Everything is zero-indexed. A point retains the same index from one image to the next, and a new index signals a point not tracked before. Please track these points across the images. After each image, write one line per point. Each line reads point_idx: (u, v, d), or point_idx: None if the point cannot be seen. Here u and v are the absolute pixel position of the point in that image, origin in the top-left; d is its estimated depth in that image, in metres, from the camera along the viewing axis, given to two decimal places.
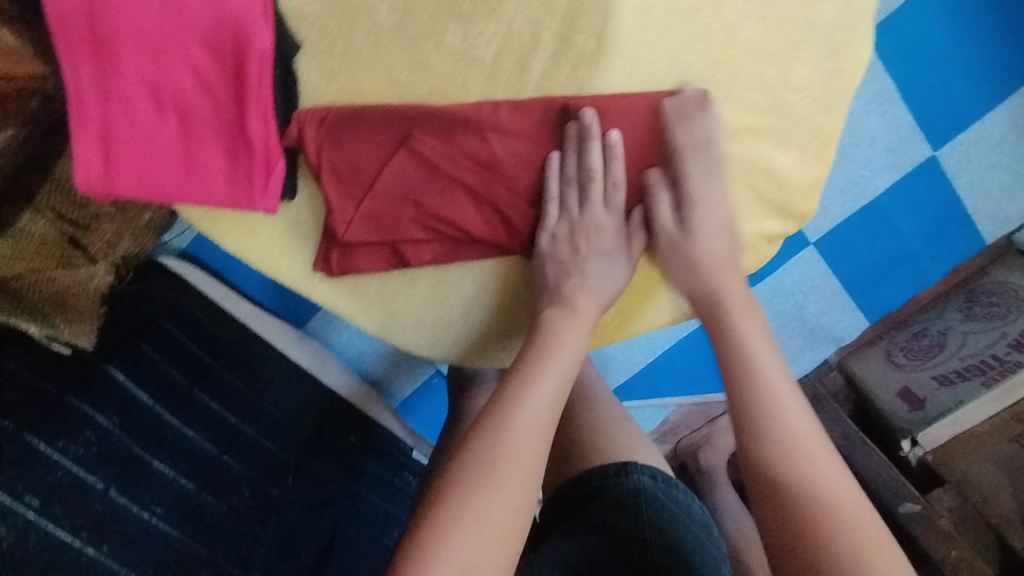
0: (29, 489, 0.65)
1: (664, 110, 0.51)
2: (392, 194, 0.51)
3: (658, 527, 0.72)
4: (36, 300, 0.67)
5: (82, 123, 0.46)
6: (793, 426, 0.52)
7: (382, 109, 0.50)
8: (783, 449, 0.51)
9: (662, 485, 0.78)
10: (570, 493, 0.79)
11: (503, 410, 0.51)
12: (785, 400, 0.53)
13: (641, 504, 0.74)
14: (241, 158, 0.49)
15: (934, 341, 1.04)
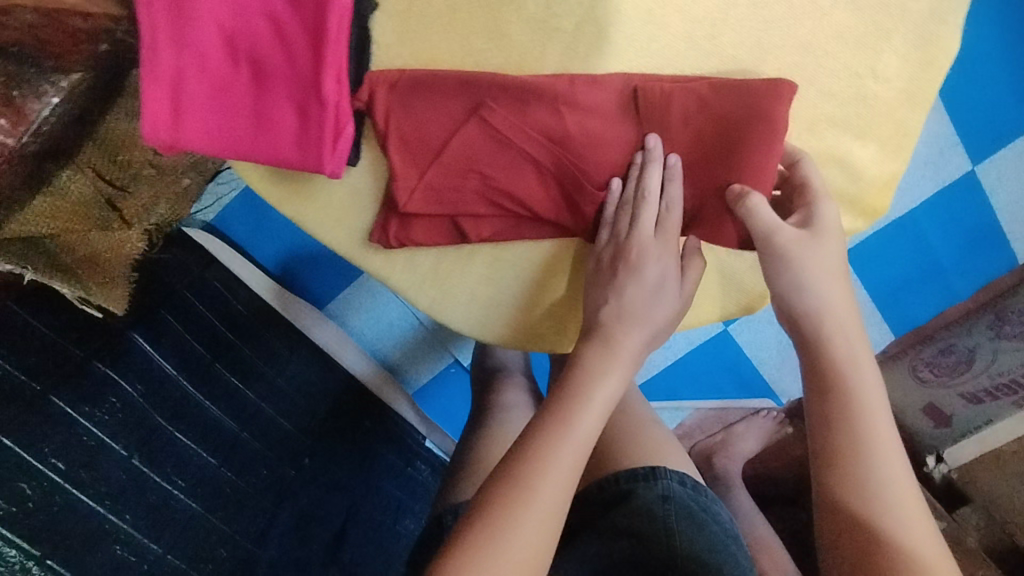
0: (56, 452, 0.64)
1: (734, 92, 0.49)
2: (459, 163, 0.49)
3: (685, 534, 0.68)
4: (70, 261, 0.66)
5: (155, 69, 0.42)
6: (875, 486, 0.44)
7: (454, 75, 0.48)
8: (858, 503, 0.44)
9: (692, 491, 0.73)
10: (594, 493, 0.74)
11: (534, 459, 0.45)
12: (871, 454, 0.45)
13: (669, 512, 0.69)
14: (312, 116, 0.46)
15: (962, 357, 0.95)
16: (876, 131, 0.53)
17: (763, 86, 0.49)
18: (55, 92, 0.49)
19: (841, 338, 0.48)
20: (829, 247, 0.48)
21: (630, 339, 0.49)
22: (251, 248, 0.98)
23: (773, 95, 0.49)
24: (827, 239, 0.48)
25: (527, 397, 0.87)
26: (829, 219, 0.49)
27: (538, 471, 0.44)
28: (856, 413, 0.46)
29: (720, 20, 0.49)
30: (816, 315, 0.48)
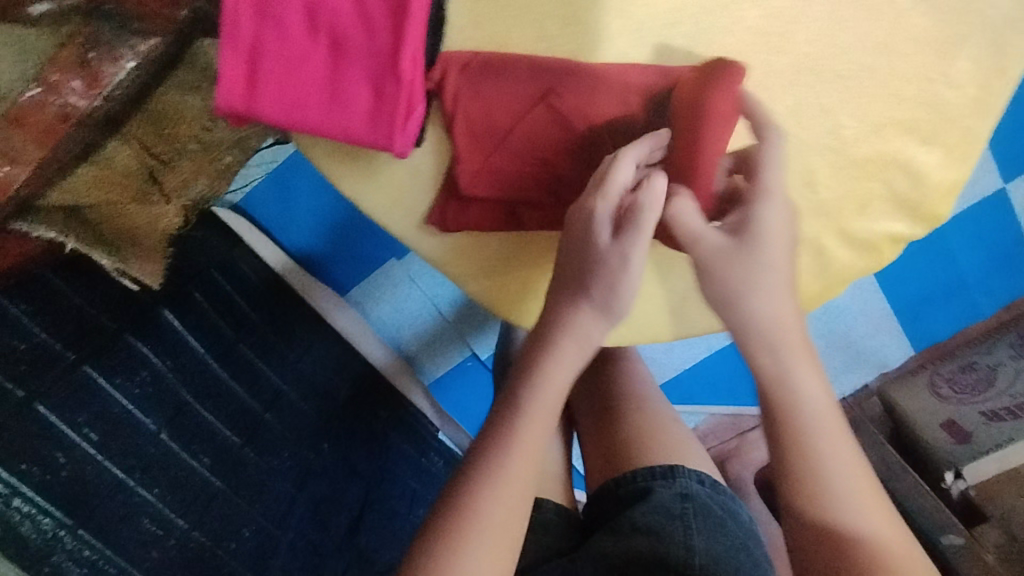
0: (89, 422, 0.64)
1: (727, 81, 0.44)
2: (524, 150, 0.48)
3: (705, 535, 0.63)
4: (109, 233, 0.65)
5: (236, 42, 0.44)
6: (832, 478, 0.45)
7: (527, 59, 0.46)
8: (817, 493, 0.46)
9: (712, 492, 0.69)
10: (613, 492, 0.69)
11: (487, 473, 0.45)
12: (827, 449, 0.46)
13: (688, 511, 0.65)
14: (387, 93, 0.44)
15: (982, 375, 0.98)
16: (942, 136, 0.47)
17: (712, 70, 0.44)
18: (133, 57, 0.47)
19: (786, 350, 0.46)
20: (768, 257, 0.45)
21: (575, 334, 0.47)
22: (276, 230, 0.99)
23: (725, 82, 0.44)
24: (773, 248, 0.45)
25: None
26: (776, 225, 0.45)
27: (490, 486, 0.45)
28: (805, 433, 0.46)
29: (795, 16, 0.44)
30: (763, 322, 0.46)
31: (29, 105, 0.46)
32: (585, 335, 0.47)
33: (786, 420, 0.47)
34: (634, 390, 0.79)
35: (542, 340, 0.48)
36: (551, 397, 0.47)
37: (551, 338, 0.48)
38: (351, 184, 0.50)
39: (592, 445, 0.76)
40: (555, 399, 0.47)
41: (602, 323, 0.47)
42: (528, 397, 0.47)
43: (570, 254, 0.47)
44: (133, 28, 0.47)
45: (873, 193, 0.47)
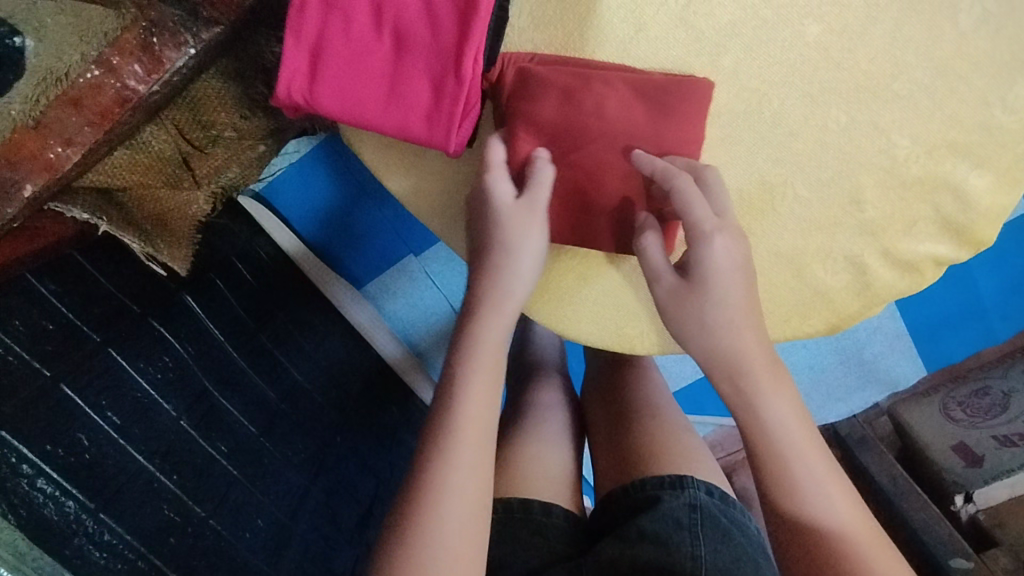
0: (111, 406, 0.64)
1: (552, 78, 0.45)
2: (584, 159, 0.46)
3: (712, 547, 0.63)
4: (138, 216, 0.66)
5: (300, 32, 0.45)
6: (793, 460, 0.44)
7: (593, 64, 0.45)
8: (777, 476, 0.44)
9: (721, 504, 0.68)
10: (620, 500, 0.69)
11: (444, 442, 0.44)
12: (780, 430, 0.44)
13: (697, 522, 0.64)
14: (447, 93, 0.44)
15: (996, 401, 1.02)
16: (994, 161, 0.46)
17: (525, 79, 0.45)
18: (195, 43, 0.49)
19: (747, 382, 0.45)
20: (714, 296, 0.45)
21: (501, 303, 0.47)
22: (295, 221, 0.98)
23: (675, 92, 0.44)
24: (720, 287, 0.45)
25: (562, 398, 0.83)
26: (731, 266, 0.45)
27: (446, 459, 0.43)
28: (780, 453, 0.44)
29: (857, 34, 0.44)
30: (722, 353, 0.45)
31: (85, 87, 0.47)
32: (507, 289, 0.47)
33: (762, 441, 0.44)
34: (650, 399, 0.77)
35: (474, 305, 0.47)
36: (489, 353, 0.46)
37: (483, 300, 0.47)
38: (395, 182, 0.51)
39: (603, 452, 0.75)
40: (494, 356, 0.47)
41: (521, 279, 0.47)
42: (466, 359, 0.46)
43: (476, 231, 0.48)
44: (202, 15, 0.48)
45: (919, 214, 0.47)
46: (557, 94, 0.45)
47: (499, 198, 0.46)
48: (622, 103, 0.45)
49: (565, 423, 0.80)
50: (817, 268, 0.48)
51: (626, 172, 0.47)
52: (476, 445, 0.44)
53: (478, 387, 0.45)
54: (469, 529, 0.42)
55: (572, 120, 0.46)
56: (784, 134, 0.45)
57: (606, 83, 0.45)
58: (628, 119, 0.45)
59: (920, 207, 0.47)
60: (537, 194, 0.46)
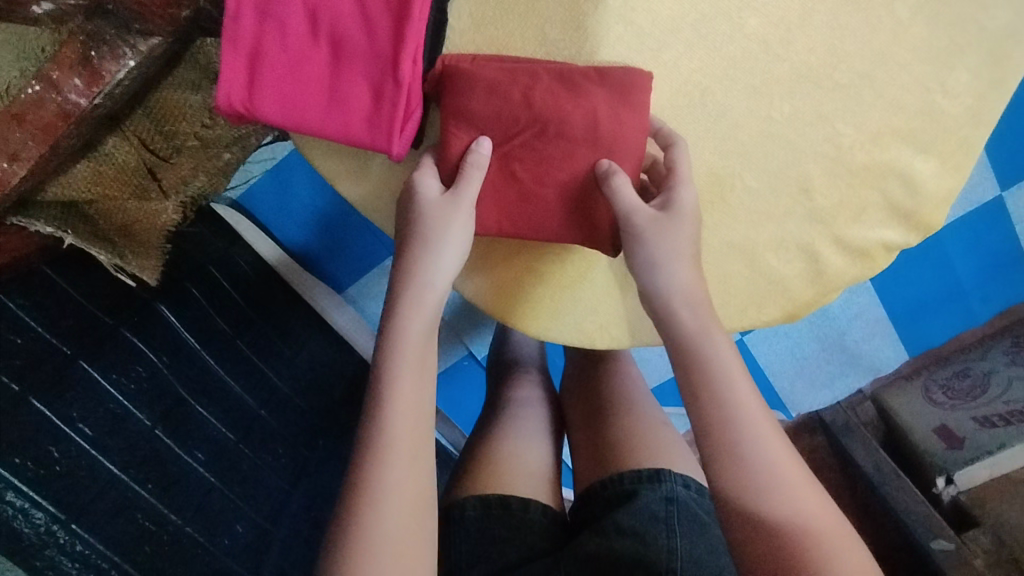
0: (83, 417, 0.64)
1: (483, 71, 0.44)
2: (527, 150, 0.46)
3: (686, 538, 0.64)
4: (107, 228, 0.67)
5: (235, 41, 0.44)
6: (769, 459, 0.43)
7: (528, 56, 0.45)
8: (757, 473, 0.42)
9: (696, 496, 0.69)
10: (598, 493, 0.69)
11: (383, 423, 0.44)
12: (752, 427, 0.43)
13: (673, 515, 0.65)
14: (387, 97, 0.44)
15: (976, 382, 1.03)
16: (937, 146, 0.47)
17: (449, 77, 0.45)
18: (134, 55, 0.47)
19: (701, 344, 0.45)
20: (673, 241, 0.45)
21: (428, 277, 0.47)
22: (273, 227, 0.98)
23: (620, 76, 0.44)
24: (678, 223, 0.45)
25: (541, 394, 0.83)
26: (685, 228, 0.45)
27: (384, 444, 0.43)
28: (736, 447, 0.43)
29: (793, 27, 0.44)
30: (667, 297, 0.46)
31: (28, 102, 0.47)
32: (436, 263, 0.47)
33: (720, 437, 0.43)
34: (625, 392, 0.78)
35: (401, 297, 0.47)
36: (417, 343, 0.46)
37: (406, 296, 0.47)
38: (347, 186, 0.51)
39: (582, 446, 0.76)
40: (421, 351, 0.46)
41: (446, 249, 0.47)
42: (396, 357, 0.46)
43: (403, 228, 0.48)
44: (135, 28, 0.45)
45: (868, 201, 0.48)
46: (483, 90, 0.45)
47: (430, 197, 0.46)
48: (550, 91, 0.44)
49: (544, 417, 0.81)
50: (770, 257, 0.49)
51: (571, 155, 0.45)
52: (412, 435, 0.44)
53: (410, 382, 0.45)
54: (413, 509, 0.43)
55: (503, 114, 0.45)
56: (728, 126, 0.46)
57: (530, 74, 0.44)
58: (557, 107, 0.44)
59: (867, 195, 0.47)
60: (460, 190, 0.46)
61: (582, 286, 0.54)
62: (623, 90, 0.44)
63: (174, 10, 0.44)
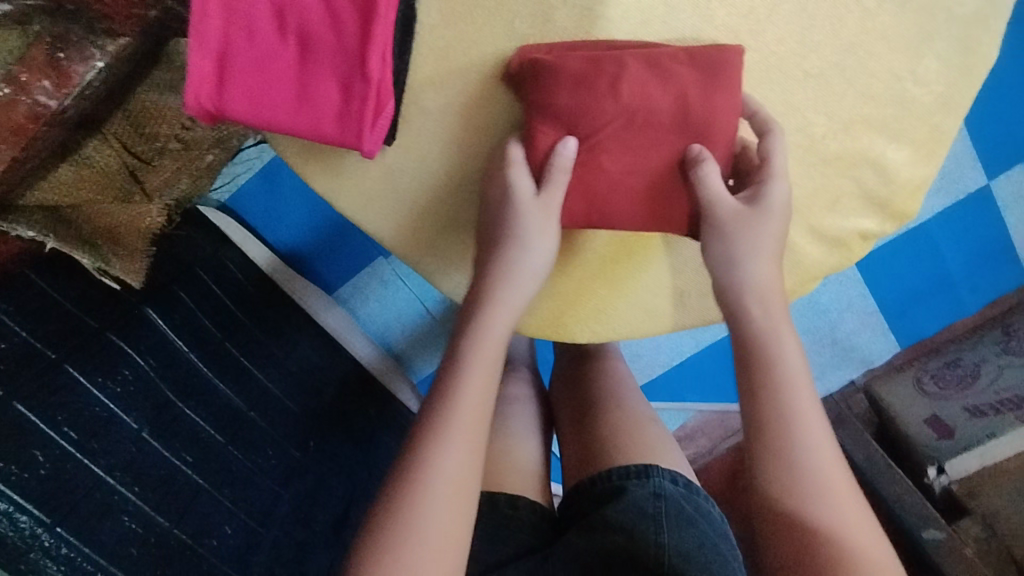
0: (67, 421, 0.64)
1: (573, 61, 0.43)
2: (614, 141, 0.45)
3: (675, 534, 0.63)
4: (90, 233, 0.65)
5: (202, 40, 0.43)
6: (816, 461, 0.43)
7: (612, 44, 0.44)
8: (796, 471, 0.43)
9: (685, 492, 0.68)
10: (589, 490, 0.69)
11: (445, 416, 0.44)
12: (804, 429, 0.44)
13: (661, 510, 0.64)
14: (356, 94, 0.44)
15: (967, 372, 1.02)
16: (910, 134, 0.47)
17: (536, 68, 0.44)
18: (102, 55, 0.49)
19: (767, 344, 0.45)
20: (761, 233, 0.45)
21: (512, 279, 0.47)
22: (263, 229, 0.99)
23: (704, 66, 0.43)
24: (767, 210, 0.45)
25: (531, 392, 0.84)
26: (766, 220, 0.45)
27: (444, 434, 0.44)
28: (779, 442, 0.43)
29: (763, 17, 0.44)
30: (743, 290, 0.46)
31: None
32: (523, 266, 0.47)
33: (762, 432, 0.44)
34: (614, 390, 0.78)
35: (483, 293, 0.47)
36: (494, 344, 0.46)
37: (490, 292, 0.47)
38: (320, 181, 0.50)
39: (571, 442, 0.76)
40: (495, 349, 0.46)
41: (528, 252, 0.47)
42: (470, 354, 0.46)
43: (492, 226, 0.47)
44: None
45: (842, 191, 0.48)
46: (570, 81, 0.43)
47: (521, 196, 0.45)
48: (638, 80, 0.44)
49: (534, 414, 0.81)
50: None
51: (656, 145, 0.45)
52: (473, 433, 0.45)
53: (480, 381, 0.45)
54: (461, 502, 0.43)
55: (590, 105, 0.44)
56: None
57: (618, 62, 0.43)
58: (645, 97, 0.44)
59: (842, 184, 0.48)
60: (551, 192, 0.45)
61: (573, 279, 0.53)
62: (710, 76, 0.43)
63: None
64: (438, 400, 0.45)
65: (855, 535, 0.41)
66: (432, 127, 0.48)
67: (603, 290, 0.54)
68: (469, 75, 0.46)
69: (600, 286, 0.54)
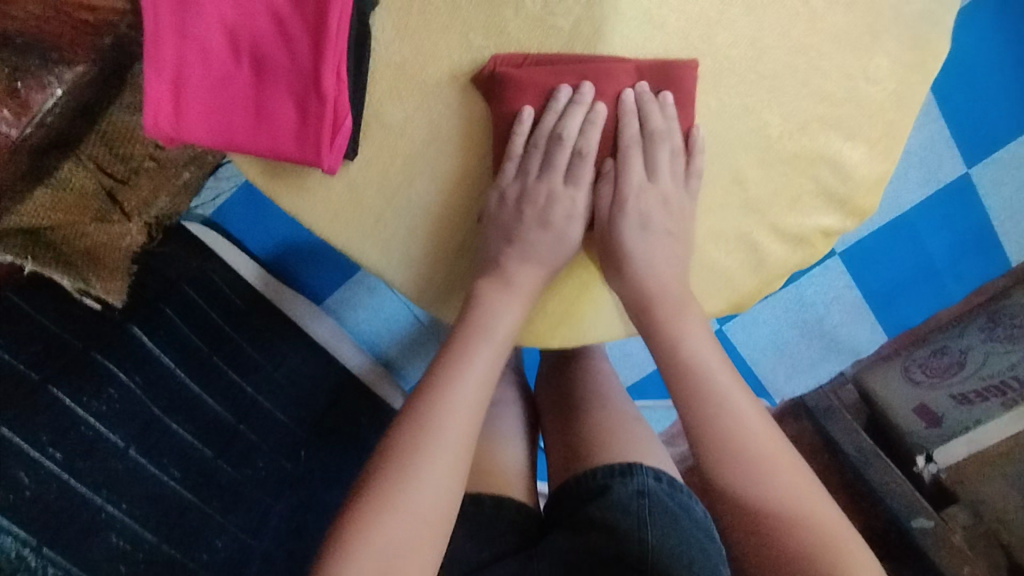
0: (53, 441, 0.65)
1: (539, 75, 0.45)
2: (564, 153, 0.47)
3: (658, 530, 0.62)
4: (69, 253, 0.67)
5: (157, 65, 0.43)
6: (742, 427, 0.45)
7: (575, 55, 0.45)
8: (729, 441, 0.45)
9: (669, 489, 0.67)
10: (574, 491, 0.69)
11: (452, 382, 0.47)
12: (735, 402, 0.47)
13: (644, 507, 0.64)
14: (312, 113, 0.45)
15: (954, 359, 1.00)
16: (865, 132, 0.48)
17: (503, 82, 0.45)
18: (60, 84, 0.48)
19: (697, 338, 0.49)
20: (660, 235, 0.48)
21: (526, 267, 0.50)
22: (245, 240, 0.99)
23: (657, 77, 0.45)
24: (669, 212, 0.48)
25: (516, 394, 0.84)
26: (671, 227, 0.49)
27: (447, 398, 0.46)
28: (717, 420, 0.46)
29: (712, 22, 0.45)
30: (653, 288, 0.49)
31: None
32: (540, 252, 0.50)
33: (701, 428, 0.46)
34: (596, 389, 0.79)
35: (501, 274, 0.50)
36: (507, 323, 0.50)
37: (506, 272, 0.50)
38: (286, 199, 0.51)
39: (555, 444, 0.77)
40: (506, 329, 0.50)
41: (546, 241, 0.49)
42: (483, 328, 0.49)
43: (497, 226, 0.49)
44: (53, 57, 0.47)
45: (802, 190, 0.49)
46: (534, 93, 0.45)
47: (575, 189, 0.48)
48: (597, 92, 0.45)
49: (520, 417, 0.82)
50: (710, 251, 0.51)
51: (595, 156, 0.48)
52: (475, 402, 0.47)
53: (486, 355, 0.49)
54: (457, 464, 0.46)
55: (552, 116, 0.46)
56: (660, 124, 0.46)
57: (580, 76, 0.45)
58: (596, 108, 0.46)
59: (802, 182, 0.49)
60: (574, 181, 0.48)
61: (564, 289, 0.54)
62: (659, 89, 0.45)
63: (93, 39, 0.47)
64: (445, 368, 0.48)
65: (798, 498, 0.43)
66: (404, 144, 0.48)
67: (585, 300, 0.54)
68: (437, 92, 0.47)
69: (583, 297, 0.54)
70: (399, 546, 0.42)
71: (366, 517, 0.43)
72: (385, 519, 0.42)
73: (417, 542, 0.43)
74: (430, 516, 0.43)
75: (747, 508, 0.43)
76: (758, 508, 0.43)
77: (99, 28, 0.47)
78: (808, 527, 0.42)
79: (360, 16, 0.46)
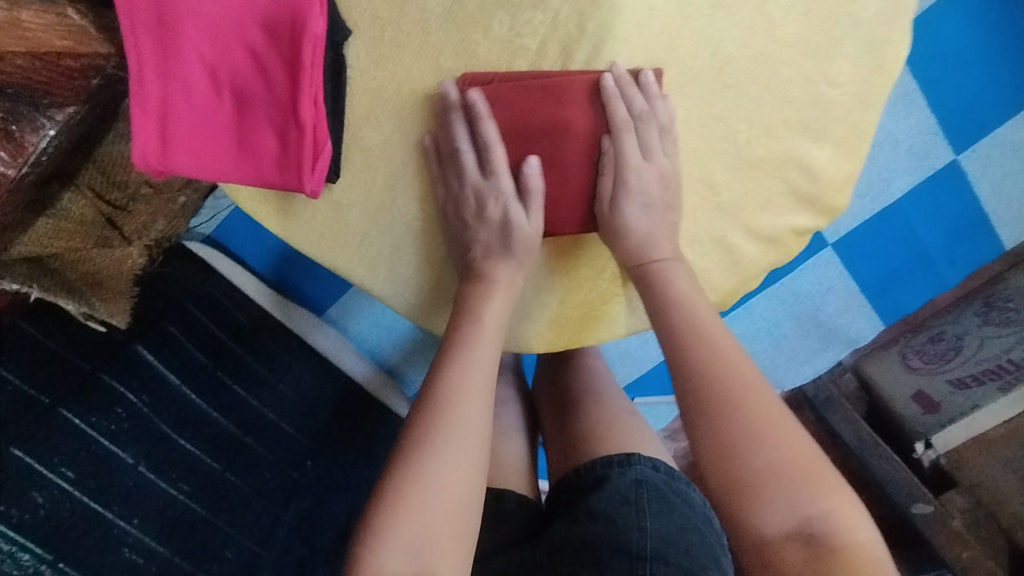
0: (64, 462, 0.69)
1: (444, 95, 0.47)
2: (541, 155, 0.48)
3: (657, 518, 0.62)
4: (74, 278, 0.70)
5: (143, 103, 0.45)
6: (745, 392, 0.45)
7: (534, 71, 0.47)
8: (731, 405, 0.44)
9: (667, 478, 0.68)
10: (575, 482, 0.69)
11: (455, 371, 0.48)
12: (736, 370, 0.46)
13: (643, 496, 0.64)
14: (293, 142, 0.47)
15: (950, 345, 0.95)
16: (830, 133, 0.51)
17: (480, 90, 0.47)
18: (53, 125, 0.49)
19: (703, 319, 0.49)
20: (641, 221, 0.49)
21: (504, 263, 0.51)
22: (244, 255, 0.94)
23: (626, 83, 0.46)
24: (647, 213, 0.49)
25: (514, 392, 0.85)
26: (664, 200, 0.50)
27: (452, 386, 0.48)
28: (719, 385, 0.45)
29: (675, 34, 0.46)
30: (638, 277, 0.51)
31: None
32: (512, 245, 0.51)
33: (707, 396, 0.45)
34: (593, 385, 0.80)
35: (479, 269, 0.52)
36: (499, 315, 0.51)
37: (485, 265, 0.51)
38: (274, 222, 0.53)
39: (554, 441, 0.78)
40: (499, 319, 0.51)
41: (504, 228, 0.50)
42: (478, 320, 0.51)
43: (466, 223, 0.51)
44: (43, 103, 0.48)
45: (772, 190, 0.51)
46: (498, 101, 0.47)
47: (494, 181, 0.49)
48: (511, 95, 0.46)
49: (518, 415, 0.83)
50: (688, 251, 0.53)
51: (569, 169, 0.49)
52: (481, 389, 0.48)
53: (485, 345, 0.50)
54: (473, 447, 0.46)
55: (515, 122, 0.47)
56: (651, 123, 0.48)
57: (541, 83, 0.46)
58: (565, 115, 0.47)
59: (771, 183, 0.51)
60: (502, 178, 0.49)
61: (562, 287, 0.55)
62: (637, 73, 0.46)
63: (80, 80, 0.48)
64: (447, 360, 0.50)
65: (799, 460, 0.43)
66: (385, 164, 0.51)
67: (583, 301, 0.56)
68: (412, 114, 0.49)
69: (587, 295, 0.56)
70: (427, 527, 0.42)
71: (391, 507, 0.43)
72: (408, 501, 0.43)
73: (445, 525, 0.43)
74: (451, 495, 0.44)
75: (742, 474, 0.43)
76: (756, 473, 0.42)
77: (84, 71, 0.48)
78: (805, 490, 0.41)
79: (333, 46, 0.47)
